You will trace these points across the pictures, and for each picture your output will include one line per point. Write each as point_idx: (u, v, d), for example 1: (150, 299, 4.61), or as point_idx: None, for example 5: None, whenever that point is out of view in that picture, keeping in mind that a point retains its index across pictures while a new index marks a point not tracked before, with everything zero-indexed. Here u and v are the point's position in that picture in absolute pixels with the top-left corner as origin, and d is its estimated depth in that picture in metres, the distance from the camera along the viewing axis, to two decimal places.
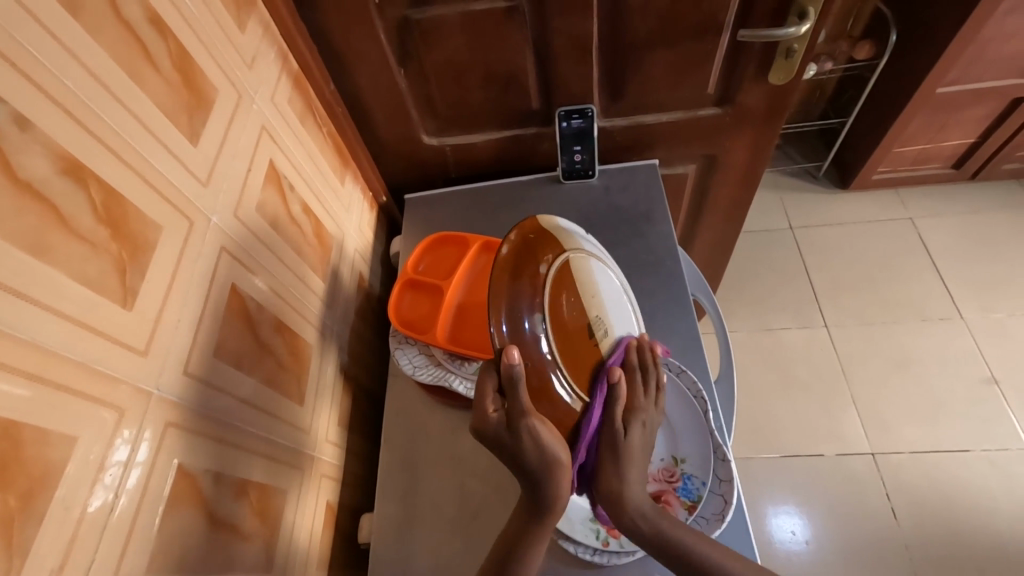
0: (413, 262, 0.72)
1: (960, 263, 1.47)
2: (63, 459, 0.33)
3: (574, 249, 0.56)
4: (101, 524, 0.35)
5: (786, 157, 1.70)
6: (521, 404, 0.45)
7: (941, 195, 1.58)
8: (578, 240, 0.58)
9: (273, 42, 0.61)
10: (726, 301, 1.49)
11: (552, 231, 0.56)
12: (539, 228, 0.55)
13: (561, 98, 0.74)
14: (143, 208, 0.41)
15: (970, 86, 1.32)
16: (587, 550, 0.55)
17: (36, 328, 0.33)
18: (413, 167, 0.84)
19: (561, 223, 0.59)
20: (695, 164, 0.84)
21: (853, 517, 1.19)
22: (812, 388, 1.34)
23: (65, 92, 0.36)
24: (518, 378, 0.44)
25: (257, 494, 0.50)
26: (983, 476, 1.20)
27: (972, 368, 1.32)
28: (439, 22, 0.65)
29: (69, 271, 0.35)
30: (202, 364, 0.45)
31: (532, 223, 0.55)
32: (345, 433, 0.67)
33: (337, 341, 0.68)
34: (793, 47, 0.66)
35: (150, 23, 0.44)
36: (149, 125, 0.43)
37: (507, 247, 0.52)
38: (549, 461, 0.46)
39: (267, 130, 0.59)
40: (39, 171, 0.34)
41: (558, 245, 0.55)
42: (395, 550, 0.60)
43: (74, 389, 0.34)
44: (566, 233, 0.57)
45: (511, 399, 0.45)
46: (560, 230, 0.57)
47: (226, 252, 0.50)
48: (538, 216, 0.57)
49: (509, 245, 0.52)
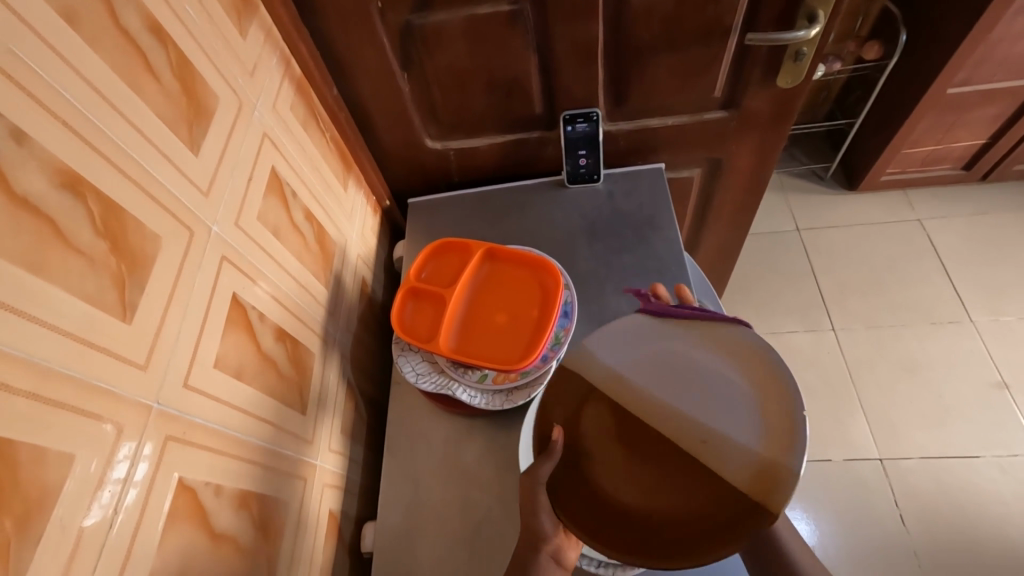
0: (415, 269, 0.71)
1: (969, 266, 1.45)
2: (59, 479, 0.33)
3: (667, 429, 0.43)
4: (99, 543, 0.35)
5: (792, 158, 1.68)
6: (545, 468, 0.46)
7: (951, 196, 1.56)
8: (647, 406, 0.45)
9: (275, 48, 0.61)
10: (731, 304, 1.48)
11: (687, 401, 0.44)
12: (698, 382, 0.44)
13: (564, 102, 0.73)
14: (143, 220, 0.41)
15: (980, 86, 1.30)
16: (592, 563, 0.55)
17: (33, 345, 0.32)
18: (417, 173, 0.83)
19: (663, 391, 0.45)
20: (700, 167, 0.83)
21: (861, 523, 1.17)
22: (817, 392, 1.33)
23: (62, 104, 0.36)
24: (551, 455, 0.46)
25: (258, 506, 0.49)
26: (994, 483, 1.18)
27: (982, 372, 1.30)
28: (440, 27, 0.64)
29: (67, 287, 0.35)
30: (201, 375, 0.45)
31: (691, 381, 0.44)
32: (349, 442, 0.67)
33: (339, 350, 0.67)
34: (802, 50, 0.64)
35: (149, 33, 0.44)
36: (149, 136, 0.42)
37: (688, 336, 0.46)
38: (540, 537, 0.49)
39: (269, 137, 0.58)
40: (37, 186, 0.34)
41: (692, 378, 0.44)
42: (398, 563, 0.59)
43: (68, 406, 0.34)
44: (680, 434, 0.43)
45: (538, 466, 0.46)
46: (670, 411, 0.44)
47: (227, 262, 0.49)
48: (694, 372, 0.45)
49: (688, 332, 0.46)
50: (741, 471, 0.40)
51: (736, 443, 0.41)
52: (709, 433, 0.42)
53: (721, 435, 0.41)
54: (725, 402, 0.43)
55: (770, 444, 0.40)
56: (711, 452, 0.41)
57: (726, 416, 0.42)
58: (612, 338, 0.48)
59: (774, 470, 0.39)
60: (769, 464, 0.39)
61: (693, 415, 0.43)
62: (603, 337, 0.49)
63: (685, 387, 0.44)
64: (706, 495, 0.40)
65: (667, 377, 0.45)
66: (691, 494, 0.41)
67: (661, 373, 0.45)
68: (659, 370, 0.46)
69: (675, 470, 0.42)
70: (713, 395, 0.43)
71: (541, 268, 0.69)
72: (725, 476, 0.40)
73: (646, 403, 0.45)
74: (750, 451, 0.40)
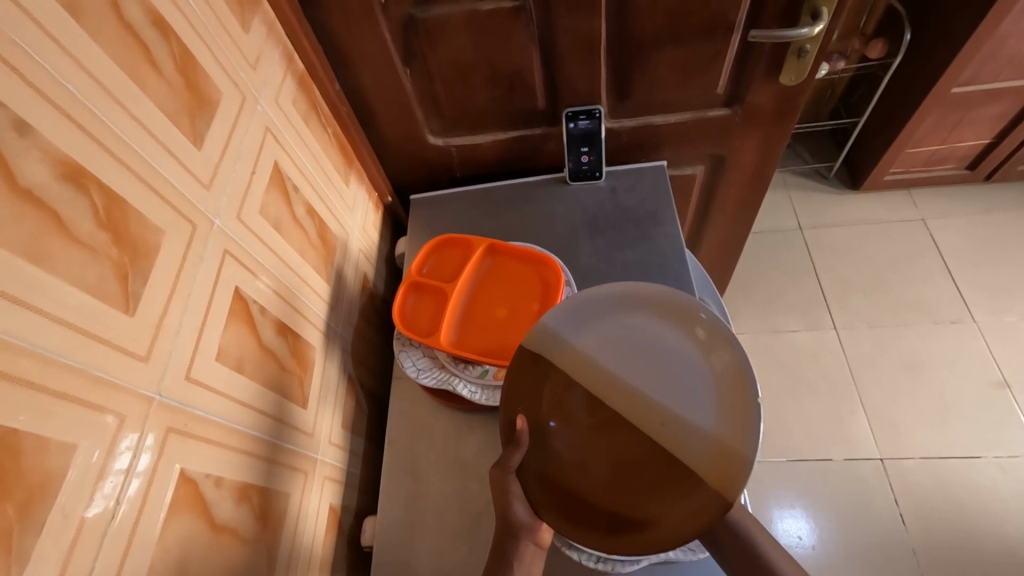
0: (417, 264, 0.71)
1: (972, 265, 1.44)
2: (62, 468, 0.33)
3: (634, 413, 0.49)
4: (100, 532, 0.35)
5: (795, 156, 1.68)
6: (515, 453, 0.49)
7: (954, 195, 1.56)
8: (618, 391, 0.51)
9: (277, 42, 0.61)
10: (732, 302, 1.48)
11: (654, 387, 0.50)
12: (666, 371, 0.50)
13: (567, 98, 0.73)
14: (145, 212, 0.41)
15: (985, 85, 1.30)
16: (591, 558, 0.53)
17: (35, 335, 0.32)
18: (419, 168, 0.83)
19: (634, 377, 0.51)
20: (703, 164, 0.83)
21: (861, 522, 1.17)
22: (818, 390, 1.33)
23: (65, 96, 0.36)
24: (519, 443, 0.50)
25: (258, 497, 0.50)
26: (994, 483, 1.18)
27: (984, 371, 1.30)
28: (443, 20, 0.64)
29: (69, 277, 0.35)
30: (202, 367, 0.45)
31: (660, 369, 0.50)
32: (349, 436, 0.67)
33: (340, 344, 0.67)
34: (806, 47, 0.64)
35: (152, 25, 0.44)
36: (151, 129, 0.43)
37: (662, 325, 0.52)
38: (516, 523, 0.47)
39: (271, 131, 0.58)
40: (39, 177, 0.34)
41: (661, 367, 0.50)
42: (397, 555, 0.59)
43: (71, 396, 0.34)
44: (646, 418, 0.49)
45: (508, 453, 0.50)
46: (638, 397, 0.50)
47: (229, 255, 0.49)
48: (664, 362, 0.50)
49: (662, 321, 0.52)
50: (702, 453, 0.45)
51: (696, 428, 0.47)
52: (674, 416, 0.48)
53: (684, 418, 0.48)
54: (689, 387, 0.49)
55: (729, 431, 0.45)
56: (675, 434, 0.47)
57: (689, 399, 0.48)
58: (584, 323, 0.53)
59: (731, 456, 0.44)
60: (727, 450, 0.44)
61: (660, 401, 0.49)
62: (575, 321, 0.53)
63: (654, 372, 0.50)
64: (666, 472, 0.46)
65: (638, 366, 0.51)
66: (654, 471, 0.47)
67: (631, 360, 0.51)
68: (633, 359, 0.51)
69: (635, 450, 0.48)
70: (678, 379, 0.49)
71: (541, 263, 0.69)
72: (687, 458, 0.46)
73: (618, 386, 0.51)
74: (709, 436, 0.46)
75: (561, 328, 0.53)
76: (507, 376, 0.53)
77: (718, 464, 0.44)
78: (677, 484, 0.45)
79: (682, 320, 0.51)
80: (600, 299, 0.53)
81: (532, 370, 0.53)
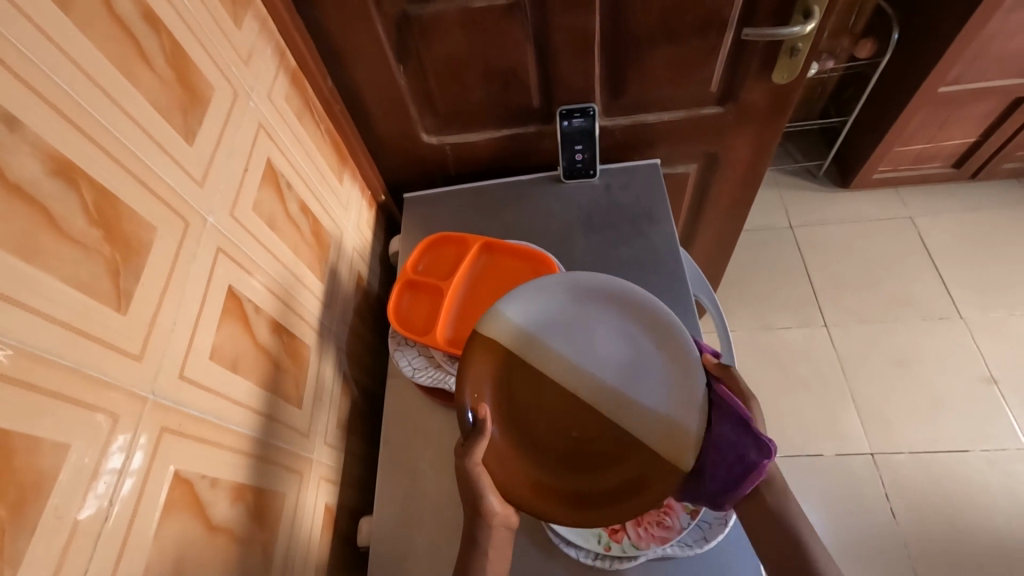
0: (412, 262, 0.71)
1: (960, 262, 1.46)
2: (54, 468, 0.32)
3: (589, 398, 0.51)
4: (95, 533, 0.34)
5: (786, 155, 1.69)
6: (479, 444, 0.49)
7: (941, 193, 1.58)
8: (574, 379, 0.52)
9: (269, 38, 0.60)
10: (725, 300, 1.49)
11: (607, 374, 0.52)
12: (620, 360, 0.52)
13: (562, 96, 0.73)
14: (137, 209, 0.40)
15: (971, 84, 1.31)
16: (588, 555, 0.54)
17: (26, 333, 0.32)
18: (413, 166, 0.83)
19: (590, 366, 0.52)
20: (696, 162, 0.83)
21: (854, 516, 1.18)
22: (810, 386, 1.34)
23: (55, 90, 0.35)
24: (483, 434, 0.49)
25: (254, 497, 0.49)
26: (983, 476, 1.20)
27: (972, 366, 1.32)
28: (438, 16, 0.64)
29: (61, 275, 0.34)
30: (196, 366, 0.44)
31: (614, 357, 0.52)
32: (344, 435, 0.67)
33: (335, 342, 0.67)
34: (797, 46, 0.65)
35: (143, 19, 0.43)
36: (143, 124, 0.42)
37: (615, 315, 0.53)
38: (484, 509, 0.50)
39: (264, 128, 0.58)
40: (29, 172, 0.33)
41: (614, 355, 0.52)
42: (394, 555, 0.59)
43: (63, 396, 0.33)
44: (600, 403, 0.51)
45: (473, 444, 0.49)
46: (592, 384, 0.52)
47: (223, 253, 0.48)
48: (618, 351, 0.52)
49: (615, 312, 0.53)
50: (655, 433, 0.49)
51: (649, 413, 0.50)
52: (630, 401, 0.51)
53: (638, 403, 0.50)
54: (641, 373, 0.51)
55: (679, 414, 0.49)
56: (629, 417, 0.50)
57: (643, 386, 0.51)
58: (545, 313, 0.53)
59: (682, 436, 0.48)
60: (677, 430, 0.49)
61: (615, 388, 0.51)
62: (538, 312, 0.53)
63: (611, 361, 0.52)
64: (618, 446, 0.50)
65: (593, 354, 0.52)
66: (609, 449, 0.50)
67: (585, 349, 0.52)
68: (588, 348, 0.52)
69: (589, 429, 0.51)
70: (634, 368, 0.51)
71: (537, 260, 0.69)
72: (642, 438, 0.49)
73: (576, 373, 0.52)
74: (661, 419, 0.49)
75: (521, 321, 0.53)
76: (466, 362, 0.51)
77: (671, 444, 0.48)
78: (628, 455, 0.49)
79: (635, 309, 0.53)
80: (561, 291, 0.54)
81: (486, 358, 0.52)
